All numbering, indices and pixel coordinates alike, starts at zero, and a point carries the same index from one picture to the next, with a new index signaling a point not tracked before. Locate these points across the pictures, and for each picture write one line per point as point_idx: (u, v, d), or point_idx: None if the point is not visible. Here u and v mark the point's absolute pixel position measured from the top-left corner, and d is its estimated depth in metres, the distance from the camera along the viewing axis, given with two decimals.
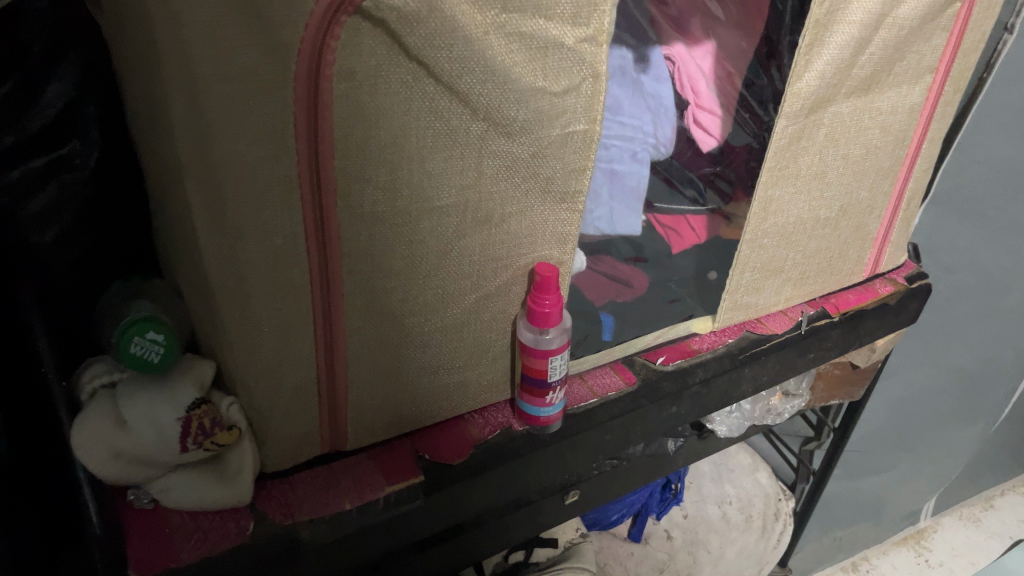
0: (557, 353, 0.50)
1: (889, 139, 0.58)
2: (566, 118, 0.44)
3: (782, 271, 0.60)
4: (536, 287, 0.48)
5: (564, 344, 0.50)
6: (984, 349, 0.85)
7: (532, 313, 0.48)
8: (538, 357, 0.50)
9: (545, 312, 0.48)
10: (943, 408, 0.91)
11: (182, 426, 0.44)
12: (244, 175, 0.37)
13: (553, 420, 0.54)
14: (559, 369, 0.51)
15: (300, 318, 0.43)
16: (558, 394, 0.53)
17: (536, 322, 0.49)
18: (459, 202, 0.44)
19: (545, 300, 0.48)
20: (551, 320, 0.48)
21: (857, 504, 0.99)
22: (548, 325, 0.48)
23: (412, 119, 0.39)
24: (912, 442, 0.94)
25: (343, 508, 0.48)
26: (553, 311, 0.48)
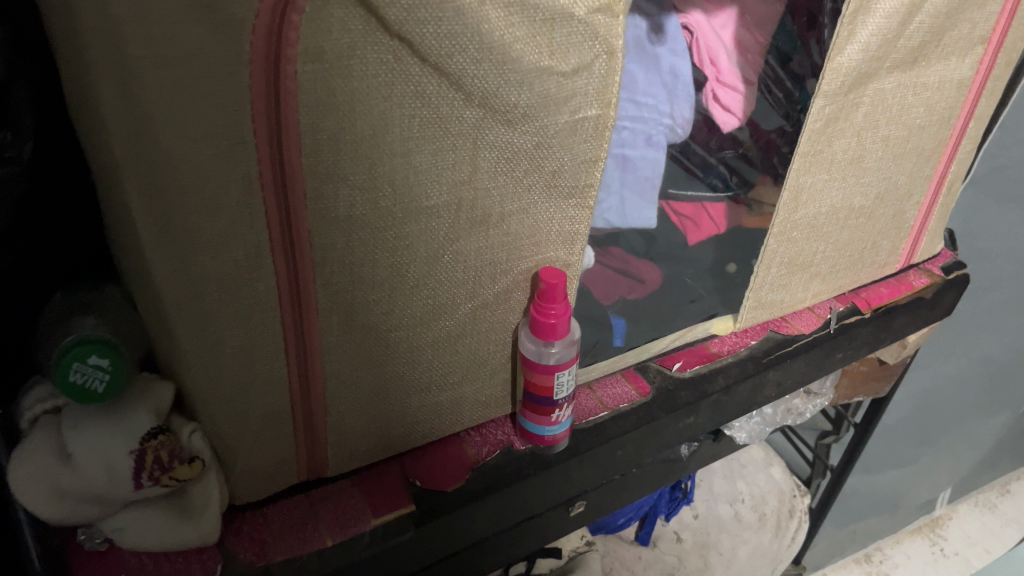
0: (563, 369, 0.45)
1: (934, 118, 0.51)
2: (576, 102, 0.37)
3: (811, 265, 0.55)
4: (541, 295, 0.42)
5: (570, 359, 0.45)
6: (1015, 338, 0.80)
7: (537, 324, 0.43)
8: (541, 373, 0.45)
9: (550, 323, 0.42)
10: (967, 398, 0.86)
11: (136, 460, 0.38)
12: (193, 176, 0.31)
13: (563, 437, 0.49)
14: (565, 387, 0.46)
15: (268, 338, 0.37)
16: (566, 411, 0.48)
17: (539, 335, 0.43)
18: (451, 202, 0.38)
19: (551, 310, 0.42)
20: (556, 333, 0.43)
21: (876, 498, 0.95)
22: (553, 338, 0.43)
23: (394, 106, 0.33)
24: (935, 433, 0.89)
25: (323, 546, 0.43)
26: (560, 322, 0.42)
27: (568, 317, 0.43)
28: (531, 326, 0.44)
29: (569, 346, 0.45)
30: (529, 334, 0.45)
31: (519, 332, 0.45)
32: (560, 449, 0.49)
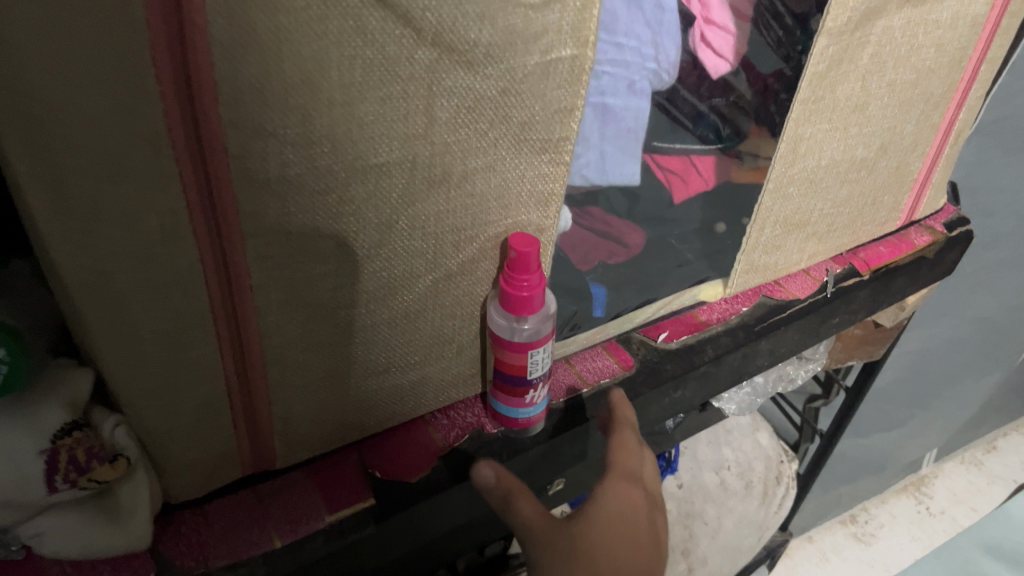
0: (537, 345, 0.41)
1: (945, 59, 0.46)
2: (548, 40, 0.32)
3: (808, 224, 0.50)
4: (511, 265, 0.38)
5: (544, 334, 0.41)
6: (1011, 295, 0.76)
7: (507, 297, 0.38)
8: (514, 351, 0.40)
9: (522, 297, 0.38)
10: (959, 357, 0.83)
11: (48, 461, 0.33)
12: (85, 133, 0.25)
13: (538, 421, 0.45)
14: (541, 364, 0.42)
15: (195, 321, 0.32)
16: (542, 391, 0.43)
17: (510, 310, 0.39)
18: (404, 159, 0.32)
19: (523, 282, 0.38)
20: (529, 308, 0.39)
21: (865, 460, 0.92)
22: (526, 313, 0.39)
23: (330, 46, 0.27)
24: (926, 393, 0.86)
25: (272, 547, 0.39)
26: (534, 296, 0.38)
27: (541, 288, 0.39)
28: (500, 300, 0.39)
29: (544, 319, 0.41)
30: (498, 308, 0.40)
31: (488, 306, 0.41)
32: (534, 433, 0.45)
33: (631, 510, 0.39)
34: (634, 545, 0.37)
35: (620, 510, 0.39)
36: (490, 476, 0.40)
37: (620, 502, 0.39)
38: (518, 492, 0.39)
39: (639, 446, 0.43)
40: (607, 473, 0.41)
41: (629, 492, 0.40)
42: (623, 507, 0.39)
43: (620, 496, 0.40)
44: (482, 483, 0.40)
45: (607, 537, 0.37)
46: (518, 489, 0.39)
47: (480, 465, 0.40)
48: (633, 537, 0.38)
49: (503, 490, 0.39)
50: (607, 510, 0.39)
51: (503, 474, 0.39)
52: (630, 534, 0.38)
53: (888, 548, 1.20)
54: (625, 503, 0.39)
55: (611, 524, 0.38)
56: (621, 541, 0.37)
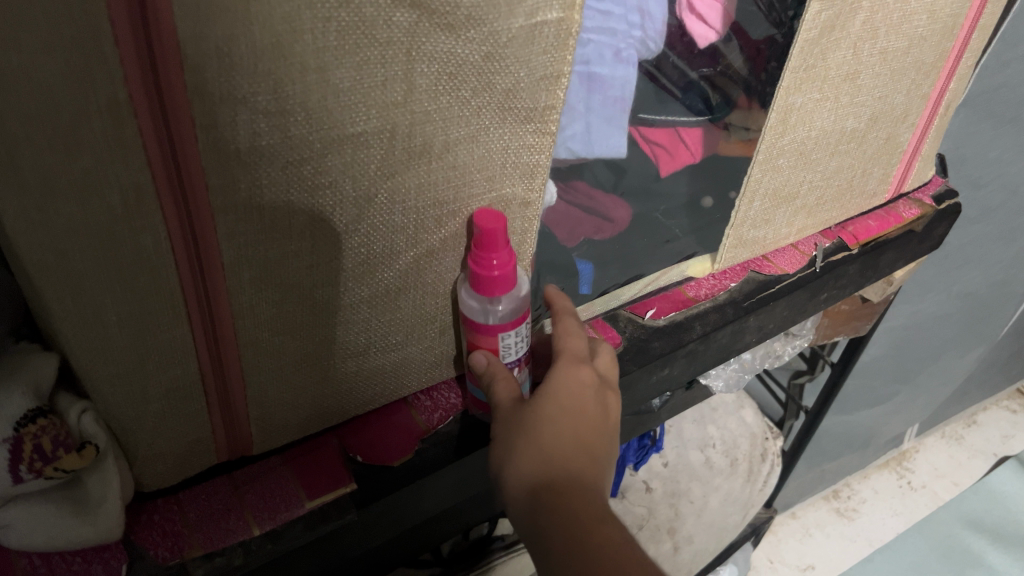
0: (510, 329, 0.39)
1: (937, 27, 0.45)
2: (533, 2, 0.30)
3: (797, 198, 0.49)
4: (477, 244, 0.36)
5: (518, 317, 0.39)
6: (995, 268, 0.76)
7: (481, 280, 0.37)
8: (485, 334, 0.39)
9: (490, 277, 0.36)
10: (944, 330, 0.83)
11: (12, 449, 0.32)
12: (37, 100, 0.23)
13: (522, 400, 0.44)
14: (516, 347, 0.41)
15: (162, 302, 0.31)
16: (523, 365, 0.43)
17: (478, 291, 0.37)
18: (383, 128, 0.31)
19: (491, 261, 0.36)
20: (498, 290, 0.37)
21: (849, 436, 0.92)
22: (495, 295, 0.38)
23: (302, 6, 0.26)
24: (911, 369, 0.85)
25: (250, 535, 0.37)
26: (502, 277, 0.37)
27: (510, 268, 0.37)
28: (472, 284, 0.37)
29: (518, 302, 0.39)
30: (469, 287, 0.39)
31: (459, 290, 0.39)
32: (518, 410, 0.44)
33: (578, 394, 0.38)
34: (584, 422, 0.37)
35: (571, 392, 0.38)
36: (482, 361, 0.40)
37: (568, 387, 0.38)
38: (503, 375, 0.39)
39: (581, 331, 0.42)
40: (554, 362, 0.40)
41: (580, 374, 0.39)
42: (569, 391, 0.38)
43: (570, 377, 0.39)
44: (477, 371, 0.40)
45: (550, 422, 0.37)
46: (502, 373, 0.39)
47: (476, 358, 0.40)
48: (584, 416, 0.38)
49: (490, 374, 0.40)
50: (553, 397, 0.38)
51: (494, 360, 0.40)
52: (580, 414, 0.38)
53: (870, 523, 1.20)
54: (574, 386, 0.39)
55: (555, 408, 0.37)
56: (566, 424, 0.37)
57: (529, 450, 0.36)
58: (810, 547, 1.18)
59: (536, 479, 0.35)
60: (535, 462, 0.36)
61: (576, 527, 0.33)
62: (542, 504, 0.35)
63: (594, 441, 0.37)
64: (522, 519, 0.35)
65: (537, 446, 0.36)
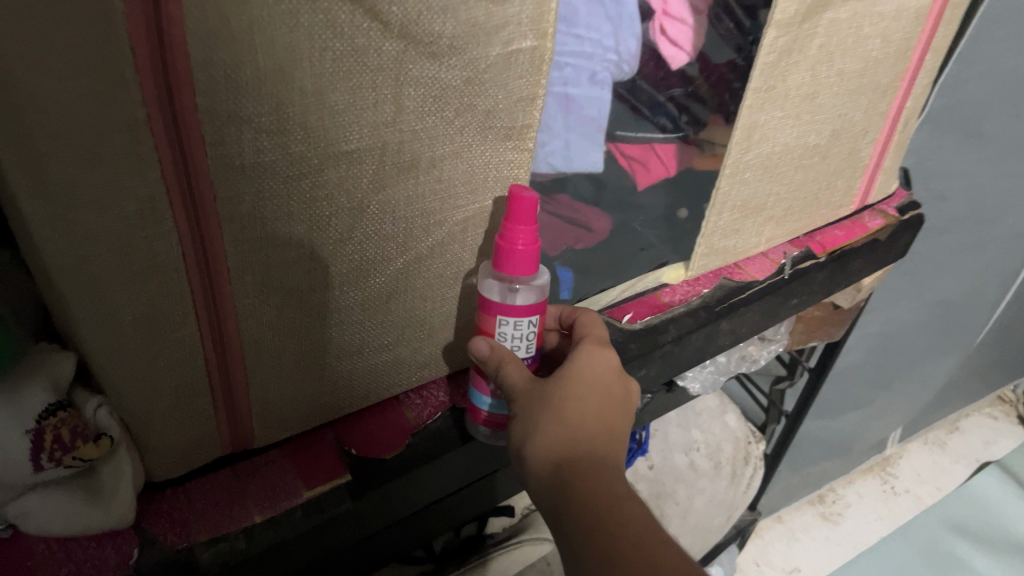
0: (523, 316, 0.42)
1: (891, 50, 0.49)
2: (509, 32, 0.34)
3: (764, 208, 0.52)
4: (509, 215, 0.39)
5: (533, 309, 0.42)
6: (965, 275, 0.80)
7: (503, 251, 0.39)
8: (498, 315, 0.41)
9: (514, 251, 0.39)
10: (920, 337, 0.86)
11: (34, 440, 0.35)
12: (66, 122, 0.27)
13: (498, 423, 0.44)
14: (519, 340, 0.43)
15: (174, 304, 0.34)
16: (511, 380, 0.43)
17: (500, 266, 0.40)
18: (374, 146, 0.34)
19: (518, 237, 0.39)
20: (518, 267, 0.39)
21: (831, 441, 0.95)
22: (515, 274, 0.40)
23: (302, 38, 0.29)
24: (888, 376, 0.89)
25: (252, 522, 0.40)
26: (526, 255, 0.39)
27: (534, 251, 0.39)
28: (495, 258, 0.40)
29: (537, 296, 0.42)
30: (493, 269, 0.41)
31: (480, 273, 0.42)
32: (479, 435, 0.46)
33: (599, 376, 0.41)
34: (606, 405, 0.40)
35: (594, 376, 0.41)
36: (485, 348, 0.42)
37: (591, 369, 0.41)
38: (511, 360, 0.41)
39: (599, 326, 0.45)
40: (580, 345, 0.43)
41: (604, 357, 0.42)
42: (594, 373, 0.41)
43: (595, 361, 0.42)
44: (479, 358, 0.42)
45: (576, 398, 0.39)
46: (508, 356, 0.41)
47: (478, 346, 0.42)
48: (607, 400, 0.40)
49: (496, 358, 0.41)
50: (577, 376, 0.41)
51: (498, 346, 0.42)
52: (602, 396, 0.40)
53: (855, 527, 1.23)
54: (598, 368, 0.41)
55: (579, 386, 0.40)
56: (591, 402, 0.40)
57: (557, 419, 0.39)
58: (796, 550, 1.20)
59: (560, 451, 0.38)
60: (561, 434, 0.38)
61: (598, 500, 0.36)
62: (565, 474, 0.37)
63: (615, 420, 0.40)
64: (542, 487, 0.38)
65: (564, 419, 0.39)
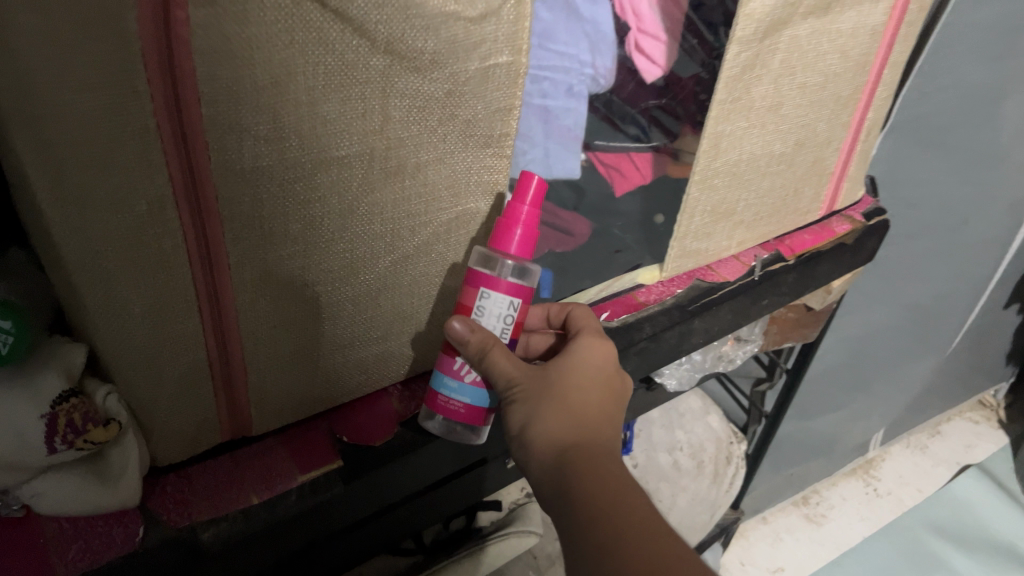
0: (506, 292, 0.42)
1: (849, 64, 0.52)
2: (486, 49, 0.37)
3: (734, 213, 0.55)
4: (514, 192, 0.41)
5: (517, 289, 0.42)
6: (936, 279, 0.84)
7: (504, 222, 0.41)
8: (482, 285, 0.42)
9: (514, 226, 0.41)
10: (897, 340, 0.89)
11: (47, 424, 0.38)
12: (84, 130, 0.30)
13: (456, 414, 0.44)
14: (499, 321, 0.43)
15: (179, 297, 0.37)
16: (479, 376, 0.43)
17: (498, 241, 0.42)
18: (363, 152, 0.37)
19: (520, 213, 0.41)
20: (517, 243, 0.41)
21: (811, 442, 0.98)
22: (511, 250, 0.42)
23: (297, 54, 0.32)
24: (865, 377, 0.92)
25: (250, 503, 0.43)
26: (526, 230, 0.41)
27: (532, 235, 0.42)
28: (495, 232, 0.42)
29: (523, 279, 0.43)
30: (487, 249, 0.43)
31: (475, 256, 0.43)
32: (432, 427, 0.47)
33: (596, 365, 0.44)
34: (602, 391, 0.43)
35: (590, 364, 0.44)
36: (464, 330, 0.41)
37: (588, 359, 0.44)
38: (493, 344, 0.41)
39: (594, 321, 0.48)
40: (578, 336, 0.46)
41: (600, 347, 0.45)
42: (591, 362, 0.44)
43: (591, 350, 0.45)
44: (455, 338, 0.41)
45: (575, 387, 0.42)
46: (489, 340, 0.41)
47: (455, 322, 0.42)
48: (603, 387, 0.43)
49: (476, 339, 0.41)
50: (576, 365, 0.43)
51: (476, 329, 0.41)
52: (599, 383, 0.43)
53: (839, 528, 1.26)
54: (594, 358, 0.44)
55: (578, 375, 0.43)
56: (589, 389, 0.42)
57: (559, 405, 0.41)
58: (781, 551, 1.23)
59: (562, 434, 0.40)
60: (562, 419, 0.41)
61: (599, 478, 0.38)
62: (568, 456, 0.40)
63: (611, 406, 0.43)
64: (546, 469, 0.40)
65: (564, 405, 0.41)
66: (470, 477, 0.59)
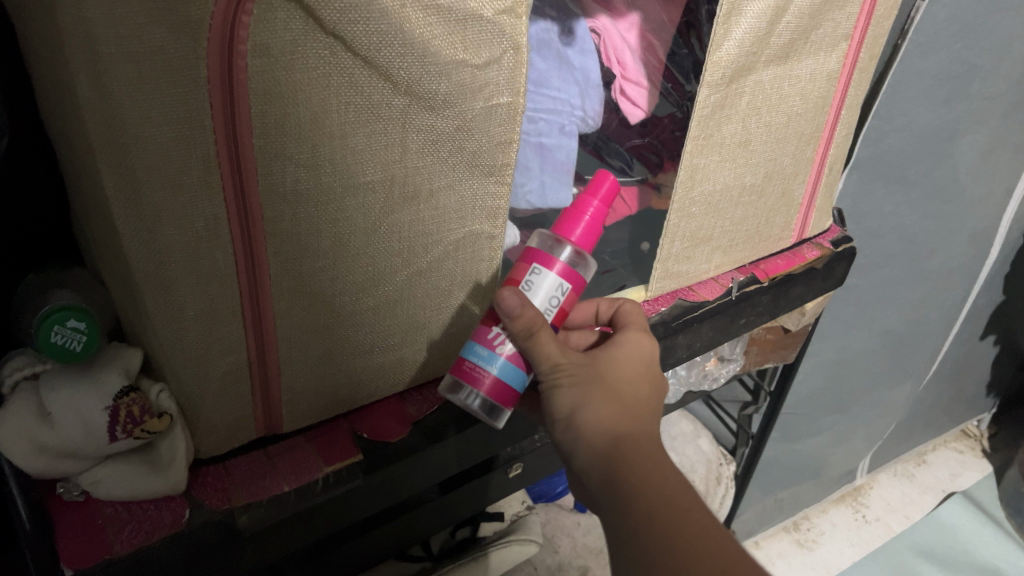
0: (559, 273, 0.46)
1: (810, 106, 0.59)
2: (489, 91, 0.44)
3: (711, 239, 0.61)
4: (584, 190, 0.48)
5: (569, 273, 0.46)
6: (899, 301, 0.95)
7: (572, 210, 0.48)
8: (537, 261, 0.46)
9: (581, 215, 0.48)
10: (865, 357, 1.00)
11: (110, 414, 0.43)
12: (158, 156, 0.35)
13: (480, 384, 0.47)
14: (545, 301, 0.46)
15: (227, 302, 0.42)
16: (510, 350, 0.47)
17: (564, 227, 0.48)
18: (385, 178, 0.43)
19: (589, 207, 0.48)
20: (581, 230, 0.48)
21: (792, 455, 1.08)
22: (573, 237, 0.48)
23: (332, 94, 0.38)
24: (842, 390, 1.02)
25: (281, 491, 0.49)
26: (591, 221, 0.48)
27: (596, 227, 0.48)
28: (565, 219, 0.48)
29: (576, 267, 0.47)
30: (549, 238, 0.48)
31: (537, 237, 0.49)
32: (456, 402, 0.49)
33: (637, 359, 0.48)
34: (642, 385, 0.47)
35: (636, 362, 0.48)
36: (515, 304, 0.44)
37: (632, 352, 0.48)
38: (539, 326, 0.44)
39: (642, 316, 0.53)
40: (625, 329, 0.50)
41: (643, 341, 0.49)
42: (634, 356, 0.48)
43: (633, 344, 0.49)
44: (506, 310, 0.44)
45: (619, 381, 0.46)
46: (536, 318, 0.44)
47: (506, 292, 0.44)
48: (647, 386, 0.47)
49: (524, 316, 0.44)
50: (618, 358, 0.47)
51: (526, 308, 0.44)
52: (639, 377, 0.47)
53: (828, 553, 1.34)
54: (636, 352, 0.48)
55: (621, 368, 0.47)
56: (629, 385, 0.46)
57: (603, 396, 0.45)
58: None
59: (613, 424, 0.44)
60: (607, 411, 0.45)
61: (655, 475, 0.42)
62: (621, 452, 0.43)
63: (650, 397, 0.47)
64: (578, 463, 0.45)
65: (609, 396, 0.45)
66: (476, 483, 0.64)
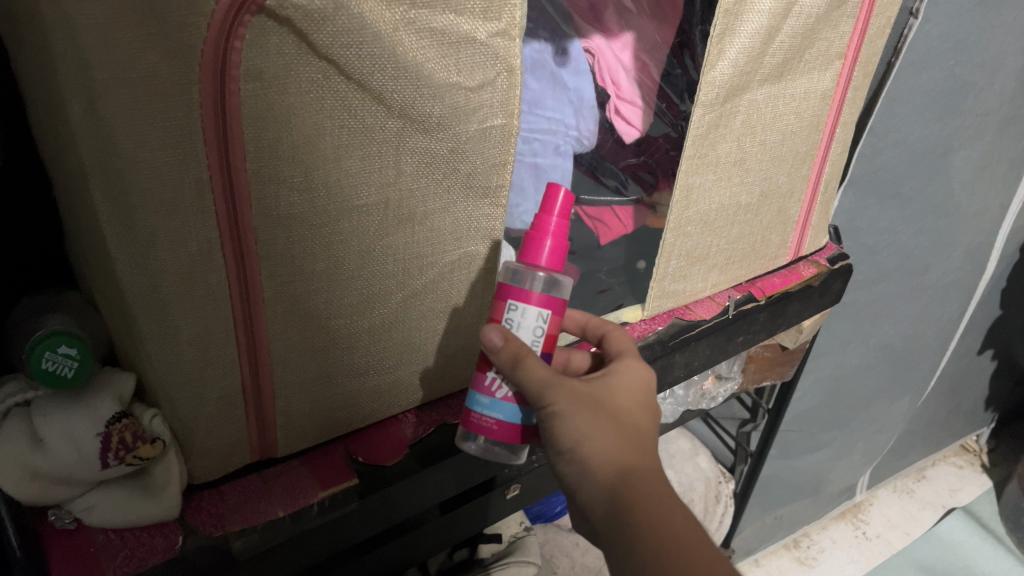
0: (538, 303, 0.46)
1: (804, 124, 0.59)
2: (483, 113, 0.44)
3: (708, 257, 0.61)
4: (541, 205, 0.46)
5: (548, 300, 0.46)
6: (896, 316, 0.95)
7: (533, 233, 0.46)
8: (511, 297, 0.46)
9: (544, 236, 0.46)
10: (863, 373, 1.00)
11: (103, 441, 0.43)
12: (153, 182, 0.35)
13: (490, 431, 0.47)
14: (531, 334, 0.46)
15: (221, 326, 0.42)
16: (509, 392, 0.47)
17: (531, 252, 0.46)
18: (379, 201, 0.43)
19: (550, 224, 0.46)
20: (548, 253, 0.46)
21: (791, 471, 1.08)
22: (542, 261, 0.46)
23: (325, 118, 0.38)
24: (840, 406, 1.01)
25: (275, 517, 0.49)
26: (555, 239, 0.46)
27: (561, 243, 0.46)
28: (527, 245, 0.46)
29: (552, 291, 0.47)
30: (518, 266, 0.47)
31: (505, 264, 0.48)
32: (470, 450, 0.50)
33: (634, 387, 0.48)
34: (639, 413, 0.46)
35: (633, 390, 0.47)
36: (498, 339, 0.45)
37: (628, 380, 0.48)
38: (525, 352, 0.44)
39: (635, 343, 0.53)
40: (621, 358, 0.50)
41: (639, 370, 0.49)
42: (631, 385, 0.48)
43: (629, 373, 0.48)
44: (490, 347, 0.45)
45: (618, 409, 0.46)
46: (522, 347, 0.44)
47: (489, 330, 0.45)
48: (644, 415, 0.47)
49: (509, 347, 0.44)
50: (615, 386, 0.47)
51: (510, 338, 0.45)
52: (636, 405, 0.47)
53: (829, 569, 1.33)
54: (632, 380, 0.48)
55: (619, 397, 0.46)
56: (629, 415, 0.46)
57: (605, 425, 0.44)
58: None
59: (617, 454, 0.43)
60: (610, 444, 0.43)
61: (661, 500, 0.42)
62: (624, 479, 0.43)
63: (648, 427, 0.46)
64: (579, 488, 0.44)
65: (611, 425, 0.44)
66: (475, 504, 0.64)
